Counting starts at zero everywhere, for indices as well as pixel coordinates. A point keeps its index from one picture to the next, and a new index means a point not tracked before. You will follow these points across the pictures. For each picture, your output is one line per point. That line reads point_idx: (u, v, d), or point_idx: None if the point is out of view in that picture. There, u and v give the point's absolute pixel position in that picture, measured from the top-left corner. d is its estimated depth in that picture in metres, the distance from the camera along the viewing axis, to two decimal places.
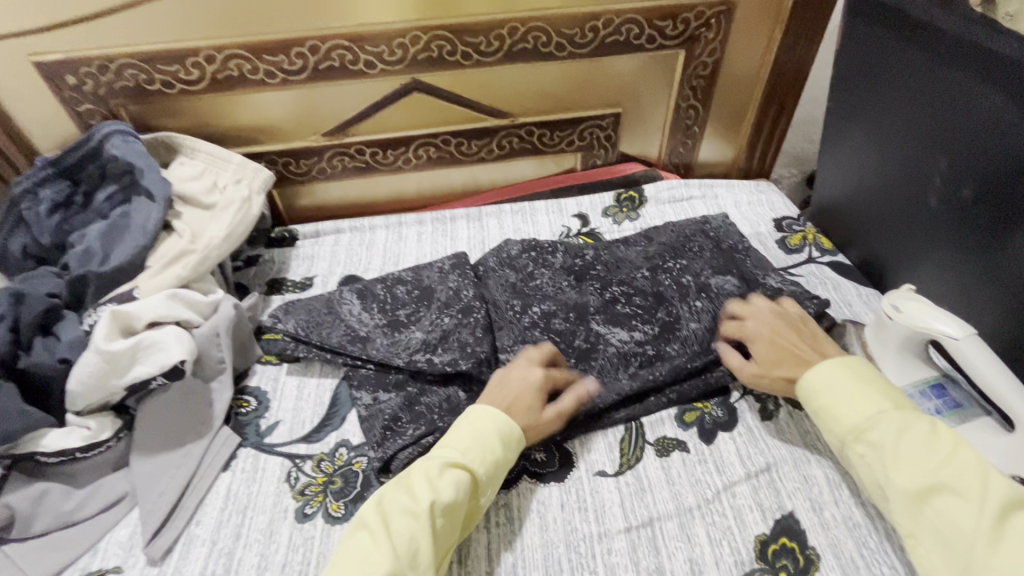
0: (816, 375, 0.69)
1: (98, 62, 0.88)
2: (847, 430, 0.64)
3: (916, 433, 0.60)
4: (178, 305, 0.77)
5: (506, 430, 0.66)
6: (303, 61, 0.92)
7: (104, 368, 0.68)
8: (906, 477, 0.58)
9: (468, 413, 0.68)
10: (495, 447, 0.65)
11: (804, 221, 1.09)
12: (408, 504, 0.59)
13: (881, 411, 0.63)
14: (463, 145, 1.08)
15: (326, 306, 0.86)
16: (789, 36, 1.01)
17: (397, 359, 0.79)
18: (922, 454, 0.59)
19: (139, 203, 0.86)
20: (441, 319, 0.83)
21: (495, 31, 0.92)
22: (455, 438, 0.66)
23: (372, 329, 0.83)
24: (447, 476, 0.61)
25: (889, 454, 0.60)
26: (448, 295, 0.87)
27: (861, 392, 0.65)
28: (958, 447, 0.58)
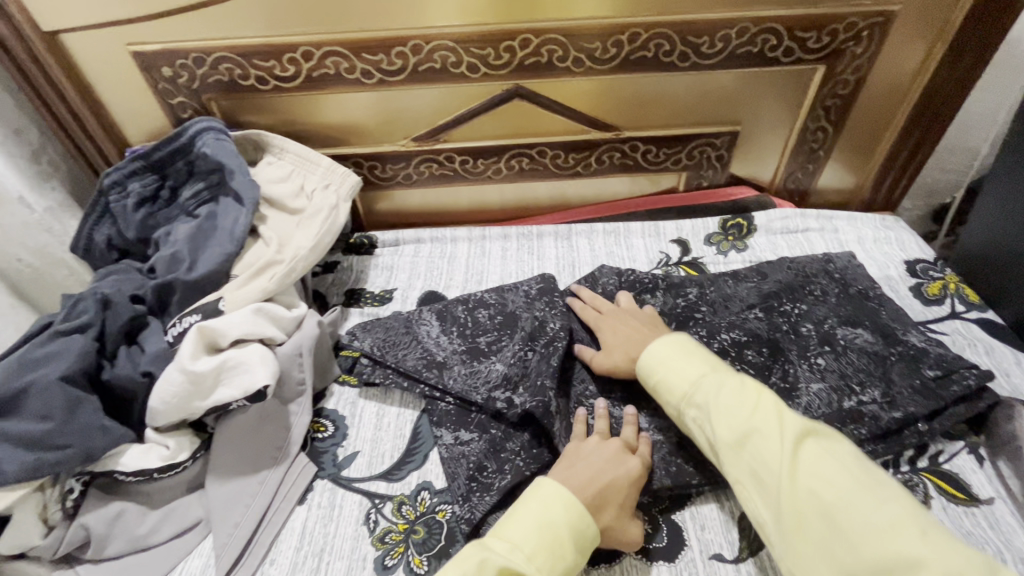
0: (655, 351, 0.70)
1: (195, 54, 0.84)
2: (679, 393, 0.66)
3: (731, 388, 0.63)
4: (264, 320, 0.72)
5: (581, 531, 0.57)
6: (403, 62, 0.85)
7: (188, 388, 0.64)
8: (725, 427, 0.60)
9: (539, 494, 0.59)
10: (568, 553, 0.56)
11: (942, 267, 0.95)
12: None
13: (704, 373, 0.66)
14: (559, 158, 1.00)
15: (404, 325, 0.81)
16: (951, 54, 0.87)
17: (474, 395, 0.72)
18: (737, 405, 0.61)
19: (226, 206, 0.82)
20: (525, 353, 0.75)
21: (614, 37, 0.83)
22: (516, 526, 0.57)
23: (449, 355, 0.77)
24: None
25: (714, 407, 0.62)
26: (533, 325, 0.78)
27: (684, 360, 0.67)
28: (761, 394, 0.62)
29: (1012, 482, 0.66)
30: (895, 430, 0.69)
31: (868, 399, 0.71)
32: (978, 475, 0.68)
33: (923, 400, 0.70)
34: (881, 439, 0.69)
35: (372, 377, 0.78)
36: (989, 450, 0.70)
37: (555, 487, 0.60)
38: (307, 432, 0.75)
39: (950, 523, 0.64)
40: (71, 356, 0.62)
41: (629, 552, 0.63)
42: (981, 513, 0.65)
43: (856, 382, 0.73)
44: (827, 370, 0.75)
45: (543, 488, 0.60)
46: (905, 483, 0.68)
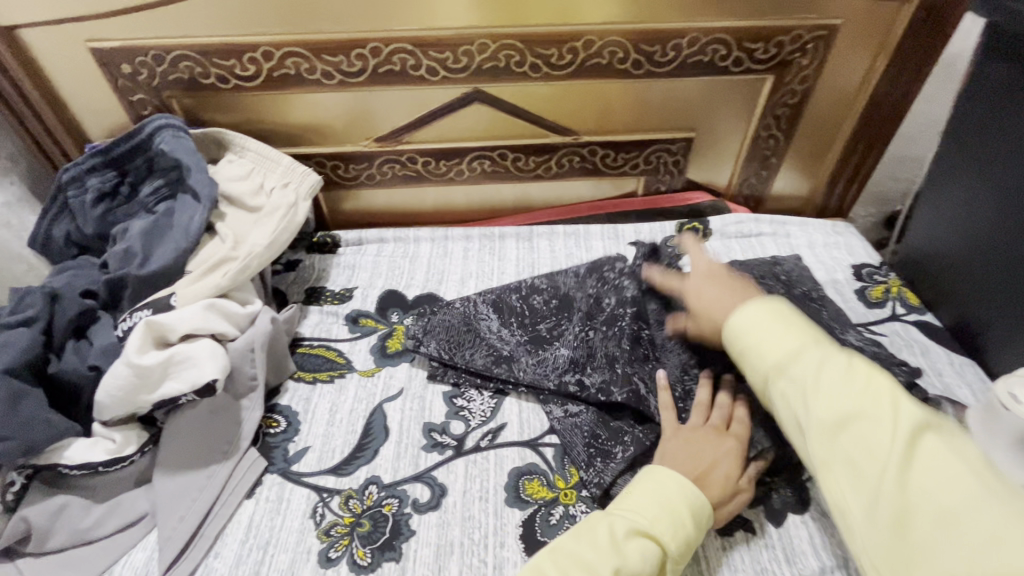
0: (740, 320, 0.61)
1: (154, 52, 0.84)
2: (768, 364, 0.57)
3: (833, 366, 0.54)
4: (215, 316, 0.72)
5: (698, 504, 0.59)
6: (363, 63, 0.87)
7: (135, 382, 0.64)
8: (822, 407, 0.53)
9: (661, 475, 0.61)
10: (686, 521, 0.57)
11: (887, 272, 0.99)
12: (589, 561, 0.54)
13: (800, 348, 0.57)
14: (520, 161, 1.02)
15: (462, 321, 0.83)
16: (894, 66, 0.91)
17: (547, 382, 0.76)
18: (842, 386, 0.53)
19: (183, 202, 0.82)
20: (587, 333, 0.78)
21: (569, 43, 0.86)
22: (636, 500, 0.59)
23: (515, 347, 0.80)
24: (634, 542, 0.55)
25: (812, 385, 0.54)
26: (590, 305, 0.81)
27: (779, 327, 0.58)
28: (873, 377, 0.53)
29: None
30: None
31: None
32: None
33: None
34: None
35: (439, 378, 0.81)
36: None
37: (668, 469, 0.61)
38: (259, 428, 0.75)
39: None
40: (15, 349, 0.62)
41: None
42: None
43: None
44: None
45: (658, 468, 0.62)
46: None
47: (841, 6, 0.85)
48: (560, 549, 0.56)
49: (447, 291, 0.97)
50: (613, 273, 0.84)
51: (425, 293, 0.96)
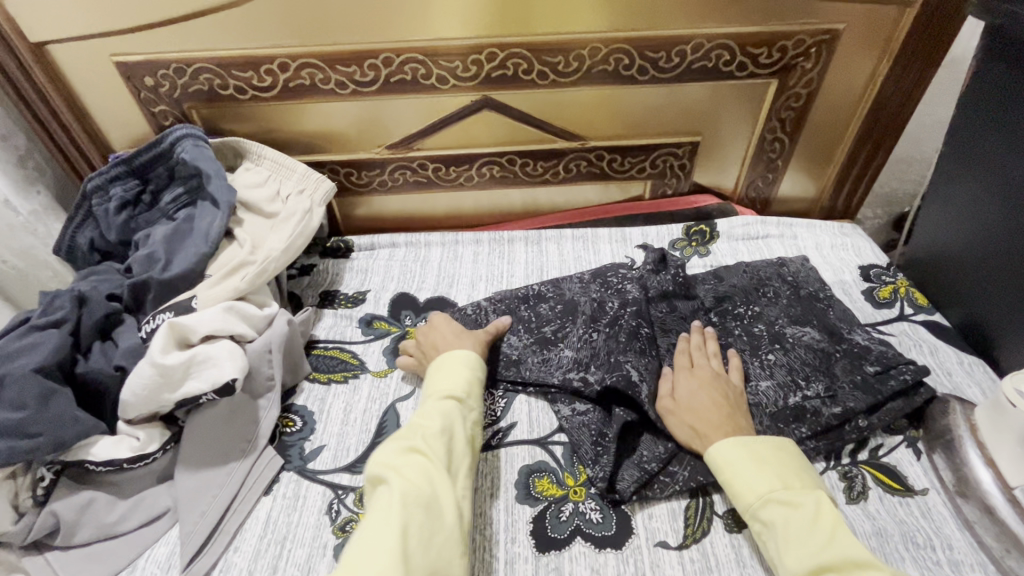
0: (721, 452, 0.65)
1: (176, 65, 0.88)
2: (744, 504, 0.61)
3: (801, 516, 0.57)
4: (234, 318, 0.75)
5: (469, 359, 0.75)
6: (375, 73, 0.89)
7: (158, 381, 0.67)
8: (794, 559, 0.55)
9: (442, 359, 0.75)
10: (465, 373, 0.73)
11: (895, 273, 0.99)
12: (405, 442, 0.63)
13: (772, 489, 0.60)
14: (529, 166, 1.04)
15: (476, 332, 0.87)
16: (897, 68, 0.92)
17: (551, 378, 0.78)
18: (808, 534, 0.56)
19: (203, 209, 0.85)
20: (591, 335, 0.81)
21: (576, 51, 0.88)
22: (437, 381, 0.72)
23: (522, 350, 0.83)
24: (435, 409, 0.67)
25: (780, 534, 0.57)
26: (594, 309, 0.84)
27: (757, 473, 0.62)
28: (837, 532, 0.55)
29: (945, 473, 0.69)
30: (837, 424, 0.72)
31: (812, 394, 0.74)
32: (915, 467, 0.71)
33: (862, 395, 0.73)
34: (824, 435, 0.73)
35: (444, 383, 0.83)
36: (926, 444, 0.73)
37: (459, 350, 0.76)
38: (276, 427, 0.78)
39: (886, 512, 0.67)
40: (45, 349, 0.65)
41: (578, 540, 0.66)
42: (915, 503, 0.68)
43: (802, 377, 0.76)
44: (774, 367, 0.78)
45: (449, 352, 0.76)
46: (847, 475, 0.71)
47: (844, 10, 0.86)
48: (384, 448, 0.63)
49: (458, 293, 0.99)
50: (618, 278, 0.89)
51: (435, 295, 0.98)
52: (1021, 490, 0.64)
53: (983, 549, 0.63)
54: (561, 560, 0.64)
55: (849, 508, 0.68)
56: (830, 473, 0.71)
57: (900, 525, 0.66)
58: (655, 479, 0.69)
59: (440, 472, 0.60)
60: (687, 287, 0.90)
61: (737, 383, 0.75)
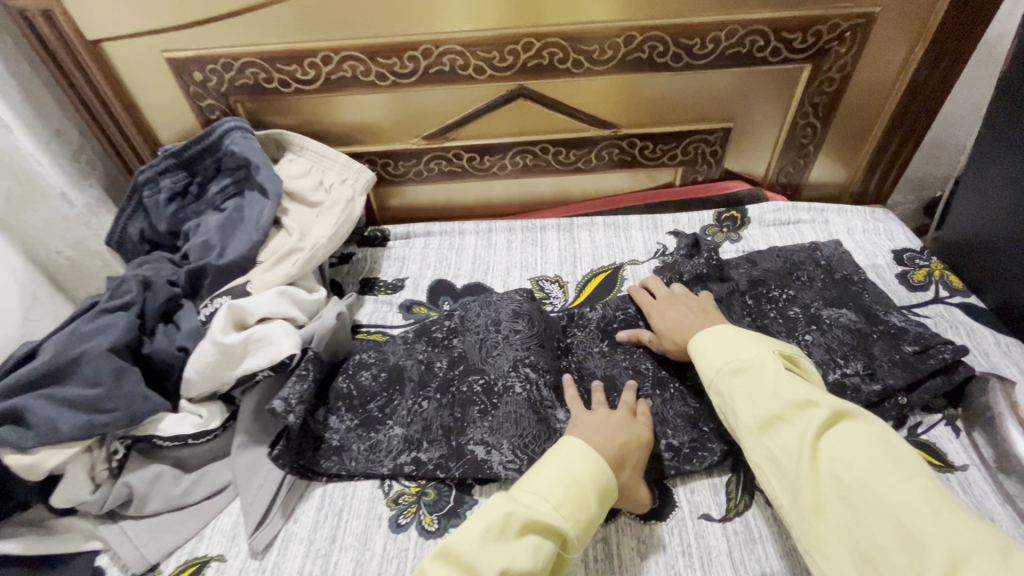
0: (700, 341, 0.69)
1: (223, 60, 0.91)
2: (707, 380, 0.66)
3: (753, 377, 0.62)
4: (287, 302, 0.78)
5: (602, 482, 0.60)
6: (415, 65, 0.92)
7: (219, 359, 0.70)
8: (747, 415, 0.60)
9: (561, 453, 0.62)
10: (589, 500, 0.59)
11: (928, 256, 0.99)
12: (477, 562, 0.53)
13: (728, 363, 0.64)
14: (561, 154, 1.06)
15: (437, 389, 0.77)
16: (933, 50, 0.92)
17: (379, 468, 0.72)
18: (758, 390, 0.60)
19: (252, 198, 0.89)
20: (419, 406, 0.76)
21: (610, 40, 0.89)
22: (542, 480, 0.60)
23: (345, 436, 0.74)
24: (526, 537, 0.55)
25: (735, 399, 0.62)
26: (421, 373, 0.79)
27: (719, 349, 0.66)
28: (780, 378, 0.60)
29: (985, 449, 0.70)
30: (876, 401, 0.74)
31: (851, 372, 0.75)
32: (954, 444, 0.72)
33: (900, 372, 0.74)
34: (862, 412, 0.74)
35: (424, 449, 0.73)
36: (966, 422, 0.74)
37: (577, 444, 0.63)
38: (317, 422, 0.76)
39: None
40: (117, 331, 0.68)
41: (624, 513, 0.68)
42: (955, 478, 0.69)
43: (840, 356, 0.77)
44: (810, 347, 0.79)
45: (565, 446, 0.63)
46: None
47: None
48: (445, 559, 0.54)
49: (493, 280, 1.01)
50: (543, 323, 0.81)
51: (472, 282, 1.01)
52: None
53: None
54: (607, 531, 0.66)
55: None
56: None
57: None
58: (694, 453, 0.70)
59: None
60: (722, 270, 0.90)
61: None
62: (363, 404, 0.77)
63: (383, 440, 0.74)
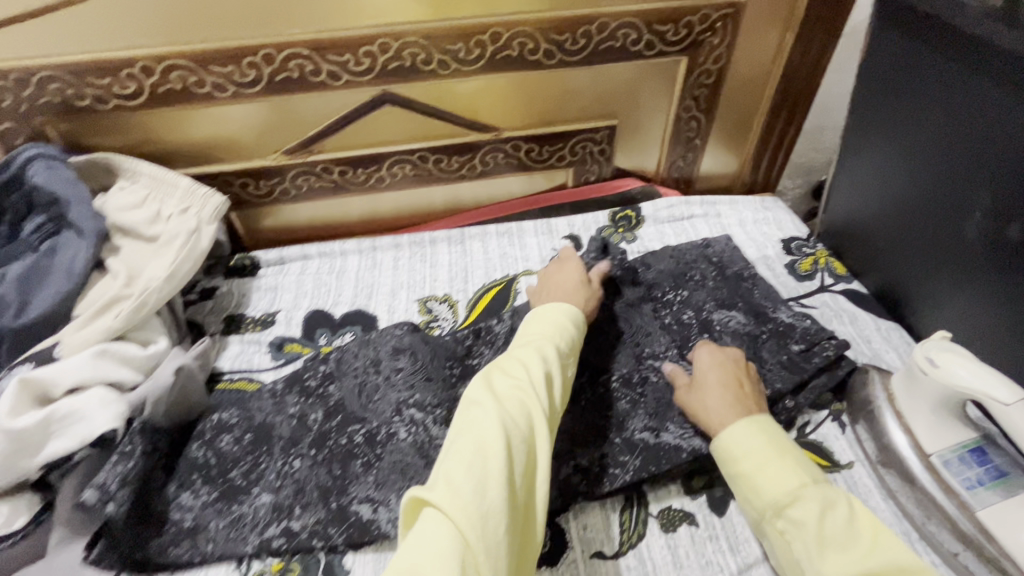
0: (739, 441, 0.61)
1: (15, 75, 0.76)
2: (768, 504, 0.56)
3: (836, 514, 0.53)
4: (109, 362, 0.66)
5: (575, 317, 0.71)
6: (257, 72, 0.80)
7: (13, 449, 0.57)
8: (835, 565, 0.49)
9: (535, 315, 0.71)
10: (568, 328, 0.69)
11: (815, 243, 1.00)
12: (505, 379, 0.59)
13: (803, 483, 0.55)
14: (443, 162, 0.98)
15: (311, 445, 0.68)
16: (803, 37, 0.91)
17: (242, 546, 0.62)
18: (845, 536, 0.51)
19: (66, 237, 0.75)
20: (290, 466, 0.66)
21: (475, 37, 0.82)
22: (533, 333, 0.67)
23: (200, 514, 0.63)
24: (536, 355, 0.62)
25: (813, 536, 0.52)
26: (292, 430, 0.69)
27: (780, 461, 0.58)
28: (879, 536, 0.51)
29: (867, 444, 0.70)
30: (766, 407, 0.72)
31: None
32: (840, 441, 0.72)
33: (787, 374, 0.73)
34: None
35: (295, 517, 0.63)
36: (850, 416, 0.74)
37: (558, 305, 0.72)
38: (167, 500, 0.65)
39: None
40: None
41: None
42: (842, 477, 0.69)
43: None
44: None
45: (550, 309, 0.71)
46: None
47: None
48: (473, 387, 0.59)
49: (378, 305, 0.93)
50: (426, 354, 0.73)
51: (353, 309, 0.92)
52: (937, 456, 0.64)
53: (907, 516, 0.64)
54: None
55: None
56: None
57: None
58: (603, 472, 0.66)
59: (540, 421, 0.55)
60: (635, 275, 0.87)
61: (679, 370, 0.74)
62: (224, 473, 0.66)
63: (248, 512, 0.64)
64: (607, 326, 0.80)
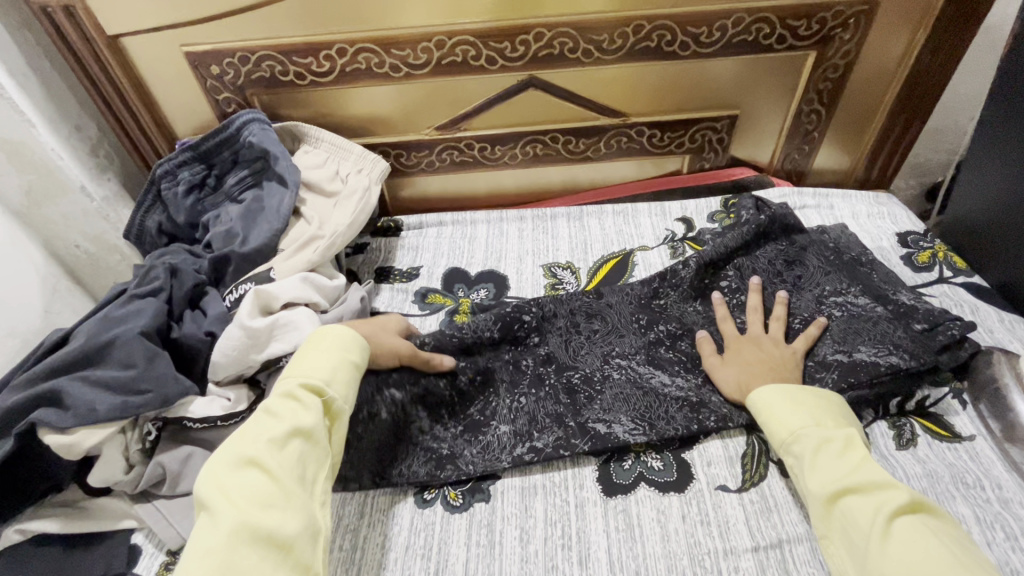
0: (762, 396, 0.69)
1: (240, 53, 0.93)
2: (778, 440, 0.65)
3: (830, 448, 0.61)
4: (310, 288, 0.80)
5: (342, 343, 0.69)
6: (427, 56, 0.93)
7: (245, 343, 0.72)
8: (819, 483, 0.59)
9: (320, 334, 0.70)
10: (331, 358, 0.67)
11: (932, 238, 1.01)
12: (250, 449, 0.57)
13: (805, 425, 0.64)
14: (570, 143, 1.08)
15: (531, 385, 0.79)
16: (935, 36, 0.94)
17: (499, 462, 0.72)
18: (835, 463, 0.60)
19: (272, 189, 0.91)
20: (519, 402, 0.77)
21: (620, 29, 0.91)
22: (296, 368, 0.66)
23: (454, 443, 0.74)
24: (293, 397, 0.62)
25: (809, 463, 0.61)
26: (511, 375, 0.80)
27: (792, 409, 0.66)
28: (864, 461, 0.60)
29: (991, 421, 0.73)
30: (891, 379, 0.73)
31: (862, 353, 0.75)
32: (961, 417, 0.74)
33: (922, 350, 0.74)
34: (878, 386, 0.74)
35: (536, 437, 0.74)
36: (972, 395, 0.76)
37: (325, 333, 0.70)
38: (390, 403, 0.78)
39: (936, 457, 0.71)
40: (147, 315, 0.71)
41: (643, 486, 0.70)
42: (963, 448, 0.71)
43: (849, 340, 0.78)
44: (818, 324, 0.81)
45: (307, 340, 0.70)
46: (895, 424, 0.74)
47: None
48: (216, 463, 0.56)
49: (507, 267, 1.03)
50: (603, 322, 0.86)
51: (486, 270, 1.03)
52: None
53: None
54: (628, 503, 0.69)
55: (900, 453, 0.71)
56: (879, 424, 0.75)
57: (951, 469, 0.69)
58: None
59: (284, 489, 0.54)
60: (794, 230, 0.95)
61: (864, 305, 0.82)
62: (464, 412, 0.77)
63: (493, 439, 0.74)
64: (785, 274, 0.89)
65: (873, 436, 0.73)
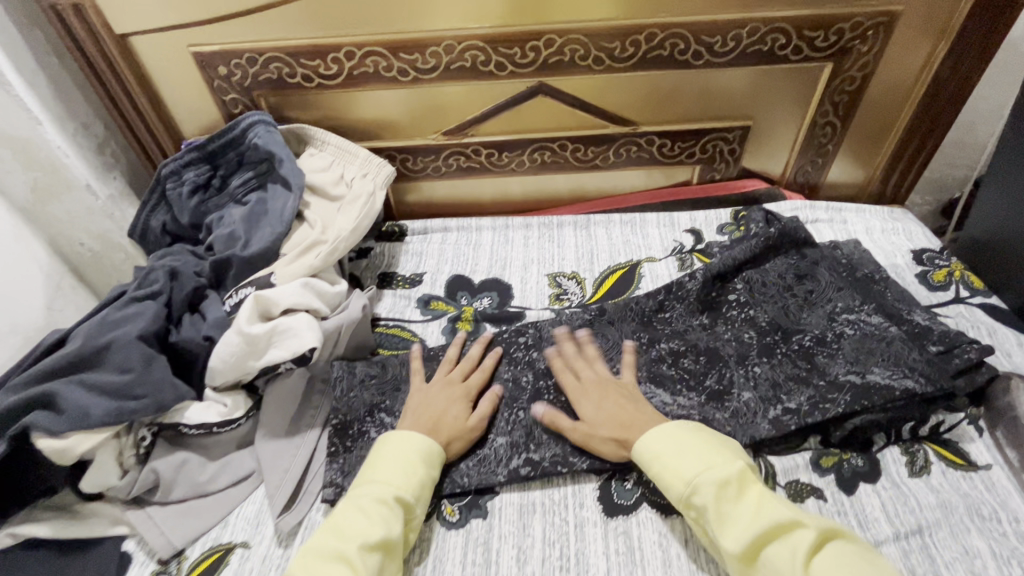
0: (646, 445, 0.65)
1: (248, 54, 0.92)
2: (677, 493, 0.61)
3: (728, 493, 0.59)
4: (310, 294, 0.79)
5: (425, 448, 0.67)
6: (436, 61, 0.92)
7: (243, 350, 0.72)
8: (733, 539, 0.56)
9: (394, 437, 0.68)
10: (416, 467, 0.66)
11: (948, 256, 0.99)
12: (334, 548, 0.57)
13: (697, 473, 0.61)
14: (579, 151, 1.06)
15: (530, 399, 0.77)
16: (955, 49, 0.92)
17: (495, 476, 0.70)
18: (740, 511, 0.57)
19: (275, 192, 0.90)
20: (517, 415, 0.75)
21: (631, 37, 0.90)
22: (378, 471, 0.65)
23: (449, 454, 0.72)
24: (376, 507, 0.61)
25: (716, 516, 0.58)
26: (510, 387, 0.78)
27: (682, 458, 0.62)
28: (762, 500, 0.58)
29: (1008, 450, 0.70)
30: (903, 403, 0.71)
31: (874, 375, 0.73)
32: (977, 444, 0.72)
33: (938, 374, 0.71)
34: (890, 409, 0.71)
35: (533, 450, 0.72)
36: (988, 421, 0.74)
37: (401, 434, 0.68)
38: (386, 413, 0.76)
39: (950, 486, 0.68)
40: (145, 319, 0.70)
41: (645, 507, 0.68)
42: (978, 478, 0.69)
43: (861, 360, 0.75)
44: (828, 343, 0.78)
45: (388, 439, 0.68)
46: (908, 450, 0.72)
47: None
48: (303, 557, 0.58)
49: (511, 276, 1.02)
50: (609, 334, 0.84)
51: (490, 278, 1.01)
52: None
53: None
54: (629, 525, 0.67)
55: (912, 481, 0.69)
56: (890, 449, 0.73)
57: (965, 499, 0.67)
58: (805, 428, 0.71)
59: None
60: (806, 244, 0.92)
61: (877, 324, 0.79)
62: None
63: (490, 451, 0.72)
64: (796, 288, 0.86)
65: (884, 462, 0.71)
